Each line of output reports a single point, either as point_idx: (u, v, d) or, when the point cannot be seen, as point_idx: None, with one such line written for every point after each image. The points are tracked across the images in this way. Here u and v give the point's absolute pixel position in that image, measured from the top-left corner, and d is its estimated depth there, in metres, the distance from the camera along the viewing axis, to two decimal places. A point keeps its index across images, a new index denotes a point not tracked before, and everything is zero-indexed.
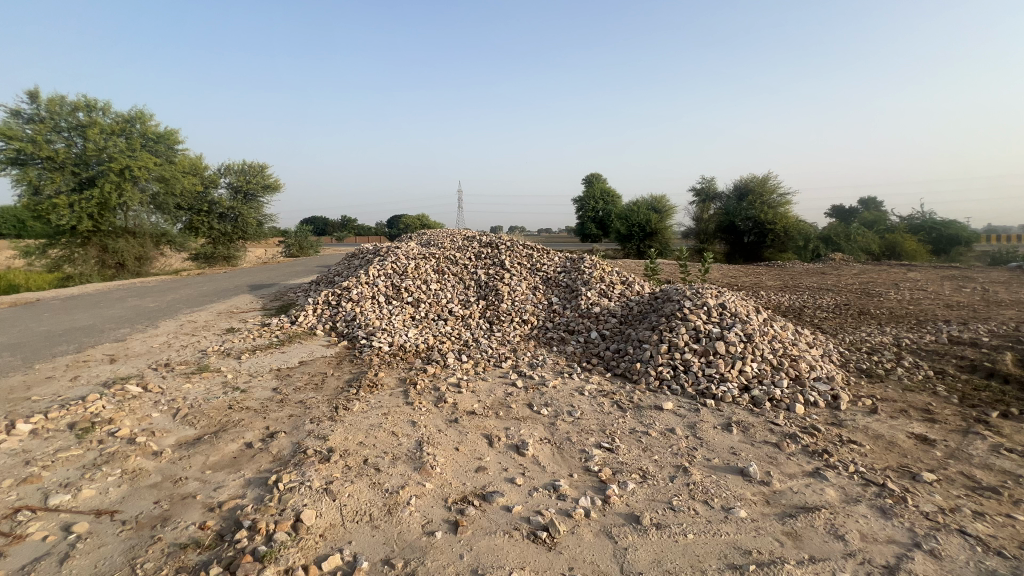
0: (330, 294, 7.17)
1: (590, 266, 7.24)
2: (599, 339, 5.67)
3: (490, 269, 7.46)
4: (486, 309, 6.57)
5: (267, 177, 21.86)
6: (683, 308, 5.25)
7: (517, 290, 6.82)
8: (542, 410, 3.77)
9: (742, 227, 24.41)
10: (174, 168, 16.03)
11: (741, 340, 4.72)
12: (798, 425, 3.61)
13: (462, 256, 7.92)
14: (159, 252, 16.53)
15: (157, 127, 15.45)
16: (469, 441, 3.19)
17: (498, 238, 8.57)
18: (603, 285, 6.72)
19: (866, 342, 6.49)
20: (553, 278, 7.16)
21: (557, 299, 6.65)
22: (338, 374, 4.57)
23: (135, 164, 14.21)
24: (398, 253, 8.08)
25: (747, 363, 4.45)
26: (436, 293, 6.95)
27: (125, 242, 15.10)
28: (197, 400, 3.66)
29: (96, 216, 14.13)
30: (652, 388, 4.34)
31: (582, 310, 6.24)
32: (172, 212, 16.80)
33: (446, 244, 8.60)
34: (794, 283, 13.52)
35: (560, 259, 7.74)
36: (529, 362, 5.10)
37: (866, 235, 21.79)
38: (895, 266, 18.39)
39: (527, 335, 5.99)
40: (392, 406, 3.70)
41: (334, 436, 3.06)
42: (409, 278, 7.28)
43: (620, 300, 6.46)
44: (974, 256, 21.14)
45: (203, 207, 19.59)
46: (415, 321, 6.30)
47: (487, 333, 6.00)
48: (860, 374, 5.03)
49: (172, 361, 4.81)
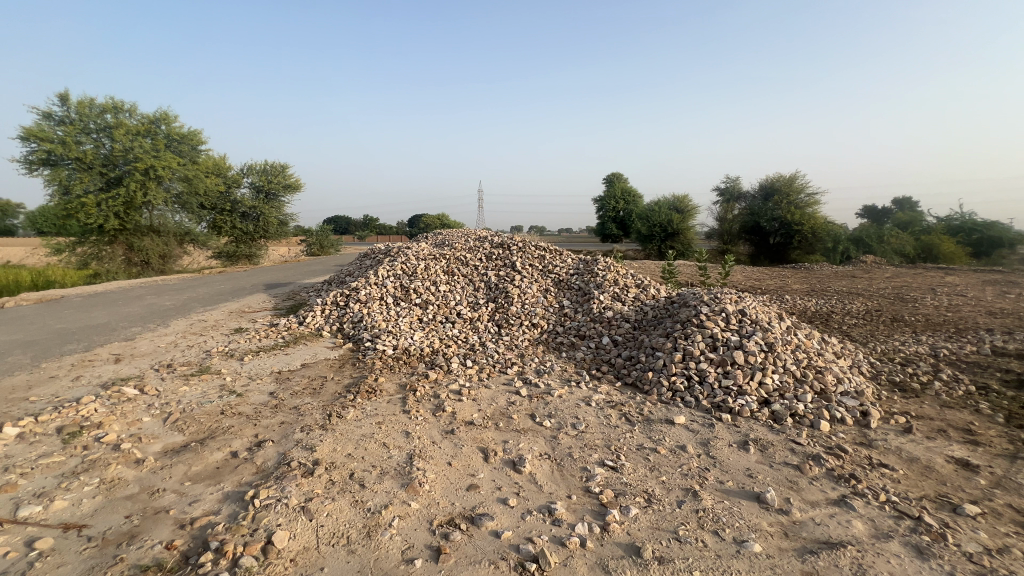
0: (339, 294, 7.11)
1: (604, 267, 6.99)
2: (611, 344, 5.43)
3: (501, 271, 7.28)
4: (495, 312, 6.40)
5: (288, 177, 22.16)
6: (700, 315, 4.98)
7: (527, 293, 6.62)
8: (545, 422, 3.57)
9: (767, 227, 23.65)
10: (197, 169, 16.36)
11: (762, 349, 4.43)
12: (823, 445, 3.32)
13: (472, 257, 7.77)
14: (183, 250, 16.90)
15: (182, 128, 15.81)
16: (463, 454, 3.02)
17: (510, 238, 8.38)
18: (617, 288, 6.47)
19: (899, 352, 6.08)
20: (565, 281, 6.94)
21: (569, 303, 6.43)
22: (338, 378, 4.46)
23: (159, 164, 14.56)
24: (408, 253, 7.97)
25: (768, 375, 4.16)
26: (444, 294, 6.81)
27: (150, 241, 15.47)
28: (191, 404, 3.58)
29: (122, 215, 14.53)
30: (664, 399, 4.09)
31: (594, 314, 6.01)
32: (195, 211, 17.17)
33: (457, 244, 8.47)
34: (822, 287, 12.94)
35: (573, 261, 7.51)
36: (536, 368, 4.90)
37: (900, 236, 20.95)
38: (932, 270, 17.48)
39: (535, 339, 5.79)
40: (387, 414, 3.55)
41: (322, 446, 2.92)
42: (418, 279, 7.15)
43: (635, 304, 6.19)
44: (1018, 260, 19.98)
45: (226, 206, 19.97)
46: (422, 323, 6.17)
47: (494, 337, 5.82)
48: (893, 388, 4.67)
49: (175, 361, 4.79)
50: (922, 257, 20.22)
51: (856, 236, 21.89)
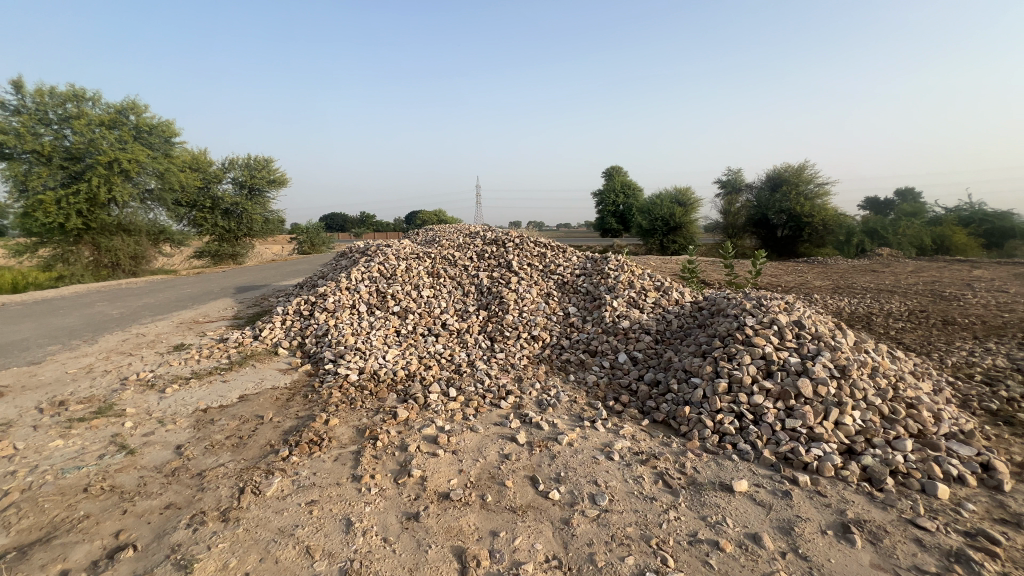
0: (304, 302, 6.04)
1: (616, 267, 5.91)
2: (629, 364, 4.40)
3: (494, 272, 6.23)
4: (487, 323, 5.35)
5: (273, 171, 21.00)
6: (743, 326, 3.94)
7: (526, 298, 5.57)
8: (553, 493, 2.52)
9: (776, 220, 22.63)
10: (171, 162, 15.25)
11: (832, 376, 3.39)
12: (959, 530, 2.27)
13: (462, 255, 6.71)
14: (158, 251, 15.83)
15: (152, 118, 14.68)
16: (429, 565, 1.97)
17: (505, 234, 7.32)
18: (632, 291, 5.41)
19: (975, 366, 5.02)
20: (571, 283, 5.89)
21: (576, 310, 5.39)
22: (278, 419, 3.40)
23: (125, 157, 13.43)
24: (388, 252, 6.90)
25: (847, 413, 3.13)
26: (428, 301, 5.75)
27: (120, 240, 14.40)
28: (49, 473, 2.53)
29: (87, 212, 13.42)
30: (710, 448, 3.06)
31: (607, 325, 4.97)
32: (171, 209, 16.07)
33: (446, 241, 7.39)
34: (846, 283, 11.90)
35: (579, 259, 6.44)
36: (537, 399, 3.85)
37: (913, 227, 19.78)
38: (955, 263, 16.48)
39: (536, 357, 4.75)
40: (328, 487, 2.50)
41: (206, 562, 1.88)
42: (397, 282, 6.10)
43: (655, 312, 5.14)
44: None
45: (207, 203, 18.83)
46: (399, 338, 5.12)
47: (486, 355, 4.77)
48: (996, 423, 3.62)
49: (75, 395, 3.74)
50: (937, 247, 19.18)
51: (868, 228, 20.86)
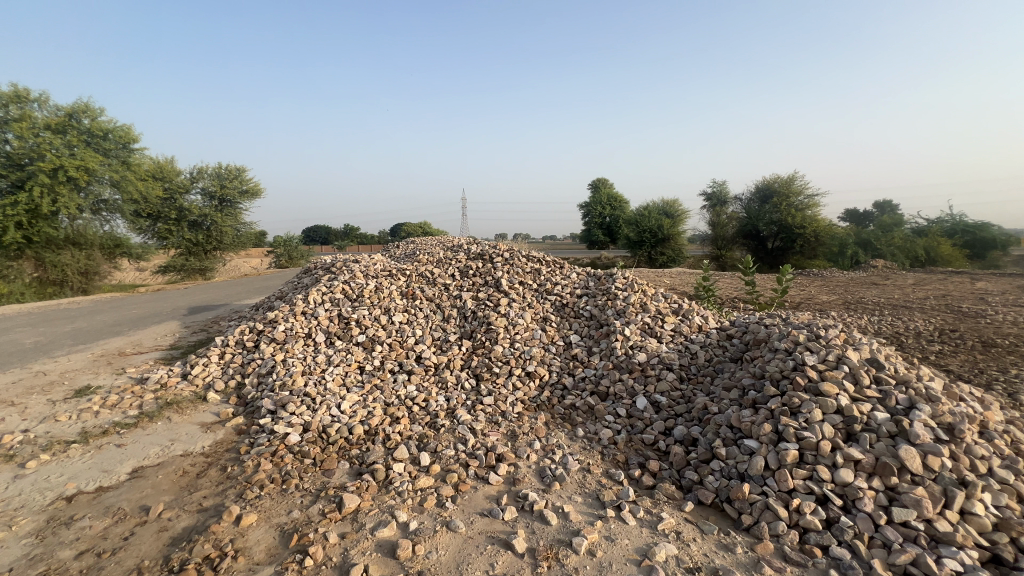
0: (248, 330, 4.98)
1: (624, 285, 5.00)
2: (651, 412, 3.48)
3: (481, 291, 5.29)
4: (472, 356, 4.39)
5: (245, 180, 19.81)
6: (803, 367, 3.04)
7: (519, 325, 4.63)
8: None
9: (766, 231, 22.15)
10: (129, 171, 14.06)
11: (940, 440, 2.50)
12: None
13: (442, 272, 5.74)
14: (114, 266, 14.56)
15: (107, 123, 13.52)
16: None
17: (492, 247, 6.38)
18: (646, 315, 4.50)
19: None
20: (571, 305, 4.97)
21: (578, 340, 4.47)
22: (170, 514, 2.37)
23: (74, 164, 12.22)
24: (355, 268, 5.91)
25: (975, 500, 2.24)
26: (400, 328, 4.78)
27: (68, 255, 13.10)
28: None
29: (28, 223, 12.14)
30: (794, 556, 2.14)
31: (620, 358, 4.05)
32: (128, 220, 14.97)
33: (425, 255, 6.42)
34: (856, 297, 11.18)
35: (580, 276, 5.53)
36: (539, 469, 2.90)
37: (905, 238, 19.44)
38: (950, 274, 16.08)
39: (533, 402, 3.81)
40: None
41: None
42: (364, 304, 5.11)
43: (676, 342, 4.23)
44: (1014, 262, 18.93)
45: (172, 214, 17.60)
46: (362, 378, 4.12)
47: (470, 400, 3.80)
48: None
49: None
50: (929, 258, 18.77)
51: (860, 239, 20.40)
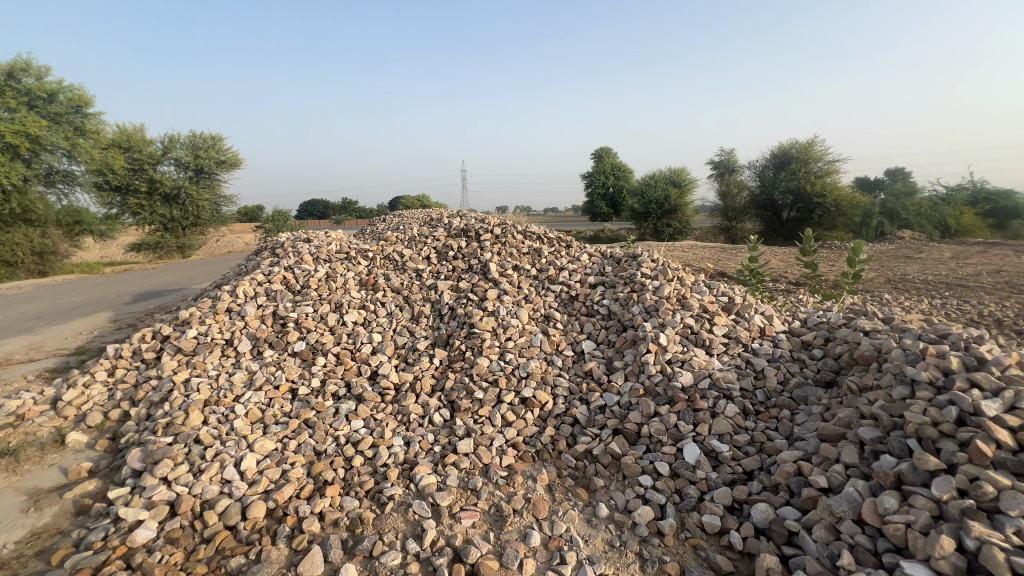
0: (152, 335, 3.77)
1: (653, 271, 3.74)
2: (708, 472, 2.29)
3: (464, 279, 4.03)
4: (446, 371, 3.18)
5: (221, 150, 18.25)
6: (980, 421, 1.81)
7: (512, 326, 3.39)
8: None
9: (781, 200, 20.53)
10: (85, 139, 12.63)
11: None
12: None
13: (414, 254, 4.46)
14: (75, 245, 13.26)
15: (54, 83, 12.07)
16: None
17: (481, 221, 5.07)
18: (687, 314, 3.24)
19: None
20: (582, 297, 3.71)
21: (592, 350, 3.23)
22: None
23: (12, 129, 10.82)
24: (306, 250, 4.64)
25: None
26: (353, 332, 3.55)
27: (20, 232, 11.77)
28: None
29: None
30: None
31: (654, 380, 2.81)
32: (90, 194, 13.69)
33: (397, 232, 5.13)
34: (896, 274, 9.87)
35: (592, 259, 4.25)
36: None
37: (931, 206, 17.96)
38: (981, 246, 14.71)
39: (531, 450, 2.61)
40: None
41: None
42: (308, 299, 3.87)
43: (732, 355, 2.99)
44: None
45: (142, 186, 16.21)
46: (290, 410, 2.91)
47: (439, 446, 2.60)
48: None
49: None
50: (956, 228, 17.27)
51: (883, 207, 18.88)
